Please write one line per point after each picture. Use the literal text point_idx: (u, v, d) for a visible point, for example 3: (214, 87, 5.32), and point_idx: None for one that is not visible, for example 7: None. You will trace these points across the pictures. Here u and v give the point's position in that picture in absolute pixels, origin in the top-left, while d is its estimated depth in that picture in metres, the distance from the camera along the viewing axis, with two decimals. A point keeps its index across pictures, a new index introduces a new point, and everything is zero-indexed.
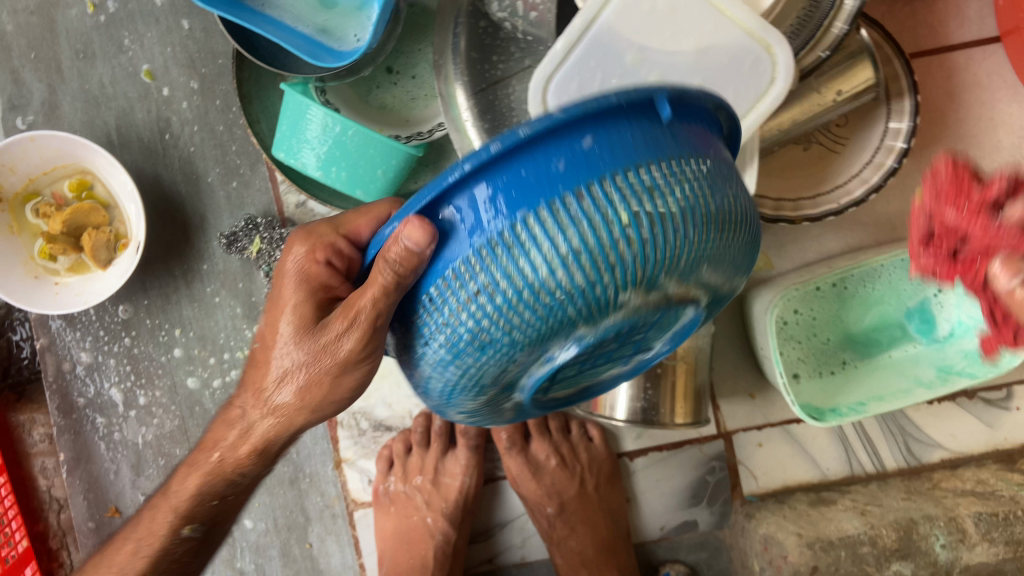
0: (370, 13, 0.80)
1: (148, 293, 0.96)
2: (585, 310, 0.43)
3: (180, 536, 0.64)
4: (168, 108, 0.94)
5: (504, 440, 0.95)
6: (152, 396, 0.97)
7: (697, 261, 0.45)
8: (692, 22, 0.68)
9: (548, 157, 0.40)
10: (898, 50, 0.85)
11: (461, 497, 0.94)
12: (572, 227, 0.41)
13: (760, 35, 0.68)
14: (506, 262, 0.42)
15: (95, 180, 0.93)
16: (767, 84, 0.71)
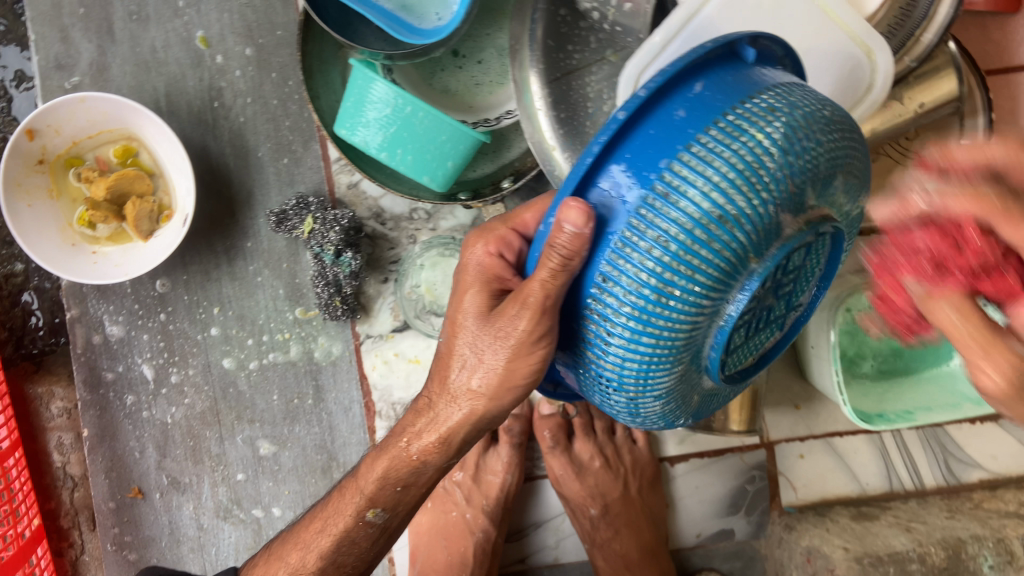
0: None
1: (187, 269, 0.93)
2: (754, 235, 0.46)
3: (363, 520, 0.65)
4: (222, 77, 0.91)
5: (547, 438, 0.91)
6: (185, 374, 0.94)
7: (830, 169, 0.49)
8: (796, 22, 0.67)
9: (670, 110, 0.47)
10: (974, 65, 0.85)
11: (502, 494, 0.91)
12: (718, 156, 0.45)
13: (863, 39, 0.66)
14: (670, 211, 0.45)
15: (141, 148, 0.90)
16: (864, 90, 0.69)
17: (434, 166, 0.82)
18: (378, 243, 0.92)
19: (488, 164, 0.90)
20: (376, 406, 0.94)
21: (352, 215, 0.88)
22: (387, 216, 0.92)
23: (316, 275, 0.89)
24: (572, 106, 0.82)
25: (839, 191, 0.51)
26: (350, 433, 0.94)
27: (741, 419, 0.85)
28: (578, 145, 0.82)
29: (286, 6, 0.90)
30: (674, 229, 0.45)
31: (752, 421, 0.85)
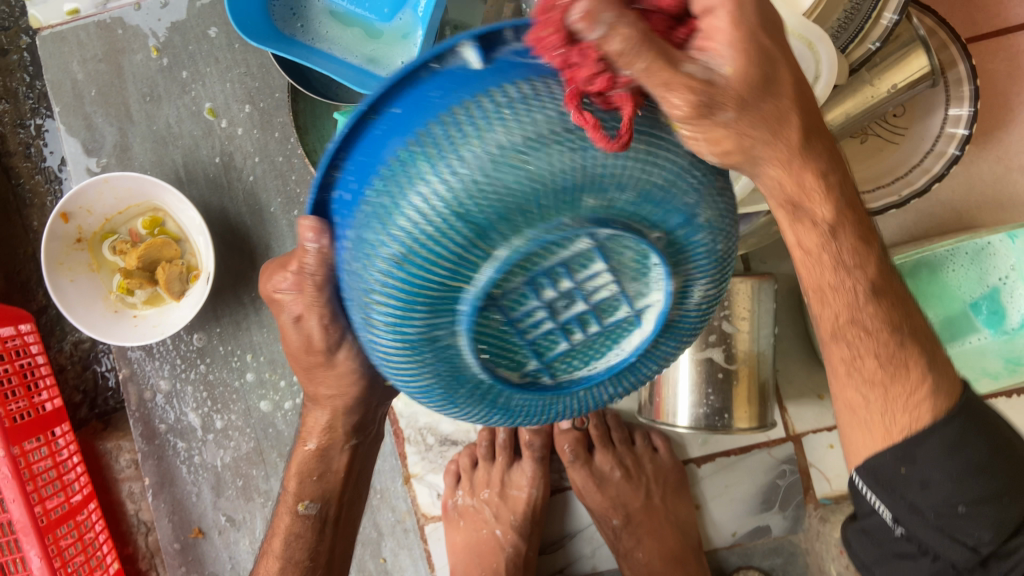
0: (416, 40, 0.80)
1: (220, 321, 1.00)
2: (429, 312, 0.43)
3: (297, 513, 0.73)
4: (231, 142, 0.98)
5: (568, 453, 0.94)
6: (228, 419, 1.01)
7: (490, 207, 0.40)
8: None
9: (356, 169, 0.44)
10: (954, 36, 0.82)
11: (529, 508, 0.95)
12: (377, 239, 0.43)
13: (800, 31, 0.67)
14: (359, 308, 0.46)
15: (166, 217, 0.98)
16: (811, 82, 0.68)
17: None
18: None
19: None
20: (404, 433, 0.99)
21: None
22: None
23: None
24: None
25: (570, 201, 0.41)
26: (382, 461, 0.98)
27: (750, 414, 0.85)
28: None
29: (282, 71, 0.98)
30: (373, 328, 0.46)
31: (762, 415, 0.85)
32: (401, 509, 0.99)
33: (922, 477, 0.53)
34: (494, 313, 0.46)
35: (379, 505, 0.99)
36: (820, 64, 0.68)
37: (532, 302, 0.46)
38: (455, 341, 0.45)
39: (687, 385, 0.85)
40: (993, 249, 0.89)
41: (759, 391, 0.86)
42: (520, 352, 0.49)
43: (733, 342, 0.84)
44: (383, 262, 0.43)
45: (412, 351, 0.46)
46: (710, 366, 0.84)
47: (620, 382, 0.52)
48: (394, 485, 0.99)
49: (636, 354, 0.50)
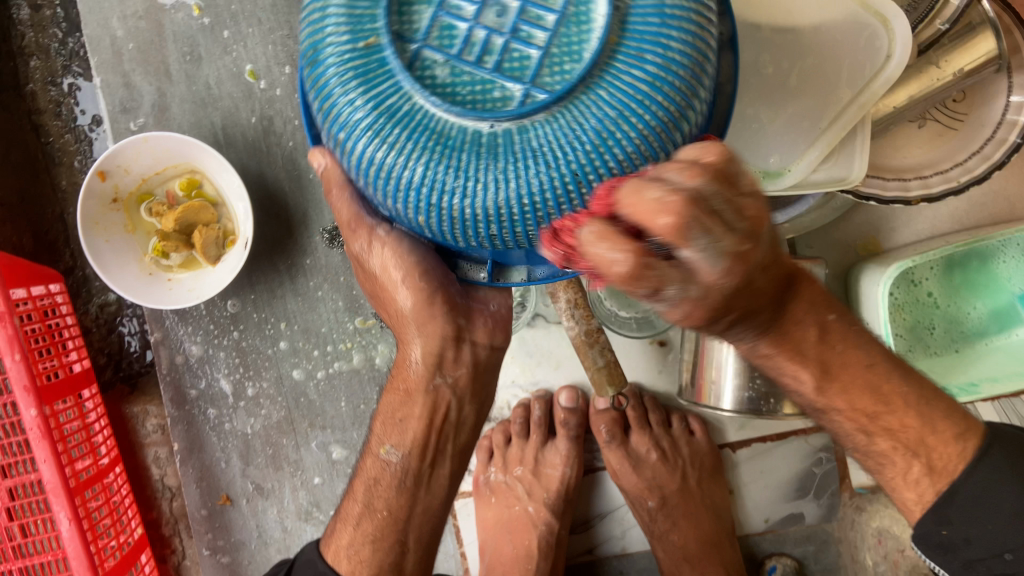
0: None
1: (254, 288, 0.99)
2: (364, 54, 0.46)
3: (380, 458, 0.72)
4: (271, 106, 0.96)
5: (603, 433, 0.93)
6: (260, 387, 1.00)
7: None
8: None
9: None
10: (1020, 20, 0.79)
11: (563, 487, 0.94)
12: (313, 57, 0.48)
13: (873, 6, 0.66)
14: (337, 135, 0.48)
15: (204, 180, 0.97)
16: (883, 60, 0.66)
17: None
18: None
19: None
20: None
21: None
22: None
23: None
24: None
25: None
26: None
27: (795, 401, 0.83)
28: None
29: None
30: (347, 135, 0.47)
31: None
32: None
33: (964, 535, 0.61)
34: (422, 51, 0.46)
35: None
36: (894, 42, 0.66)
37: (458, 21, 0.46)
38: (400, 89, 0.46)
39: (732, 370, 0.84)
40: None
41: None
42: (487, 83, 0.45)
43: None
44: (331, 54, 0.47)
45: (385, 112, 0.46)
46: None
47: (630, 53, 0.44)
48: None
49: (619, 23, 0.45)
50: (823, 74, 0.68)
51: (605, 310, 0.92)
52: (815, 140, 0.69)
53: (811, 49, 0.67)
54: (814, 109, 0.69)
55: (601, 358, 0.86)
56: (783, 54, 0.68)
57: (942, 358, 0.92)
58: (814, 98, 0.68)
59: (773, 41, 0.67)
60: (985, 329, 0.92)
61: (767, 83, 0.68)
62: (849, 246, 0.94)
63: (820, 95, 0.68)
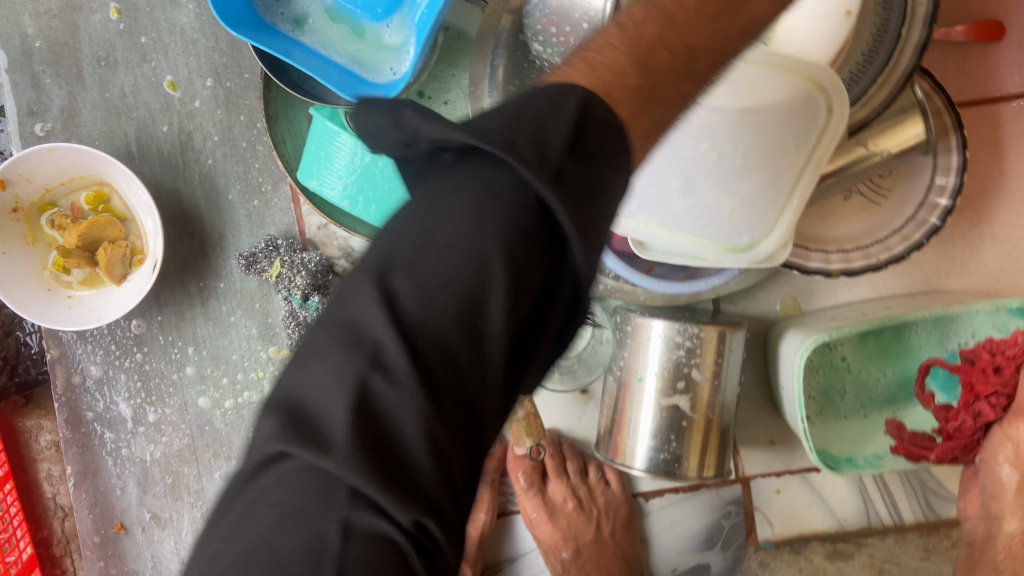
0: (409, 49, 0.74)
1: (162, 310, 0.94)
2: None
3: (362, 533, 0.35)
4: (191, 121, 0.91)
5: (521, 480, 0.93)
6: (162, 413, 0.95)
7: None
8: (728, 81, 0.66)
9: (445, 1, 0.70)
10: (949, 104, 0.81)
11: (478, 534, 0.93)
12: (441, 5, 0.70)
13: (800, 71, 0.66)
14: None
15: (112, 193, 0.91)
16: (824, 119, 0.67)
17: None
18: None
19: None
20: None
21: (321, 257, 0.90)
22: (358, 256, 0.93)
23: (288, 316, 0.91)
24: None
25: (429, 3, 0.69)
26: None
27: (709, 464, 0.83)
28: None
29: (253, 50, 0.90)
30: None
31: (720, 465, 0.84)
32: None
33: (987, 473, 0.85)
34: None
35: None
36: (830, 96, 0.66)
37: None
38: None
39: (648, 429, 0.83)
40: (958, 318, 0.88)
41: (716, 441, 0.84)
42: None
43: (697, 389, 0.82)
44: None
45: None
46: (673, 413, 0.82)
47: None
48: None
49: None
50: (770, 151, 0.68)
51: None
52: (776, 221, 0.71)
53: (751, 129, 0.67)
54: (772, 182, 0.70)
55: (520, 410, 0.85)
56: (724, 139, 0.68)
57: (851, 423, 0.93)
58: (769, 173, 0.69)
59: (714, 127, 0.67)
60: (896, 397, 0.93)
61: (717, 170, 0.69)
62: (772, 306, 0.95)
63: (775, 169, 0.69)
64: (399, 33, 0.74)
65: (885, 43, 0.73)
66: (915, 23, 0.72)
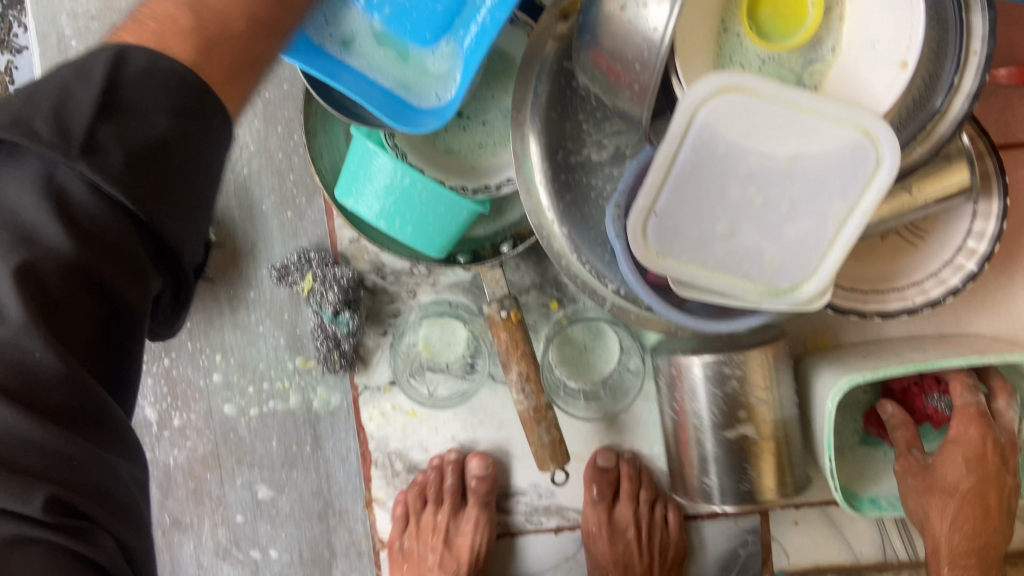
0: (455, 76, 0.74)
1: (192, 316, 0.95)
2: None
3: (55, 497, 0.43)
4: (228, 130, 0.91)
5: (593, 494, 0.93)
6: (187, 418, 0.97)
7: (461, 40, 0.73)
8: (778, 128, 0.65)
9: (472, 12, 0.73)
10: (992, 147, 0.81)
11: (473, 557, 0.94)
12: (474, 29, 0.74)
13: (852, 121, 0.64)
14: None
15: None
16: (873, 168, 0.66)
17: (435, 236, 0.83)
18: (378, 297, 0.94)
19: (531, 274, 0.94)
20: (372, 455, 0.97)
21: (353, 273, 0.90)
22: (388, 271, 0.94)
23: (317, 328, 0.91)
24: (571, 174, 0.82)
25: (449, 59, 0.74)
26: (345, 480, 0.97)
27: (783, 485, 0.83)
28: (592, 232, 0.83)
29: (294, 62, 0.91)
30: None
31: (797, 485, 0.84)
32: (358, 532, 0.98)
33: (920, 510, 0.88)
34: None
35: (335, 525, 0.98)
36: (881, 147, 0.65)
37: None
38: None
39: (720, 455, 0.83)
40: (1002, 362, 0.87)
41: (786, 463, 0.84)
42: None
43: (757, 414, 0.82)
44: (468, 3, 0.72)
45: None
46: (738, 439, 0.82)
47: None
48: (354, 507, 0.98)
49: None
50: (815, 197, 0.68)
51: (554, 378, 0.94)
52: (816, 267, 0.71)
53: (798, 177, 0.67)
54: (815, 229, 0.69)
55: (546, 436, 0.86)
56: (771, 184, 0.67)
57: (876, 461, 0.93)
58: (812, 220, 0.69)
59: (761, 172, 0.67)
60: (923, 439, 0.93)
61: (760, 213, 0.69)
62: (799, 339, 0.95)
63: (818, 216, 0.69)
64: (446, 60, 0.74)
65: (933, 92, 0.73)
66: (967, 73, 0.71)
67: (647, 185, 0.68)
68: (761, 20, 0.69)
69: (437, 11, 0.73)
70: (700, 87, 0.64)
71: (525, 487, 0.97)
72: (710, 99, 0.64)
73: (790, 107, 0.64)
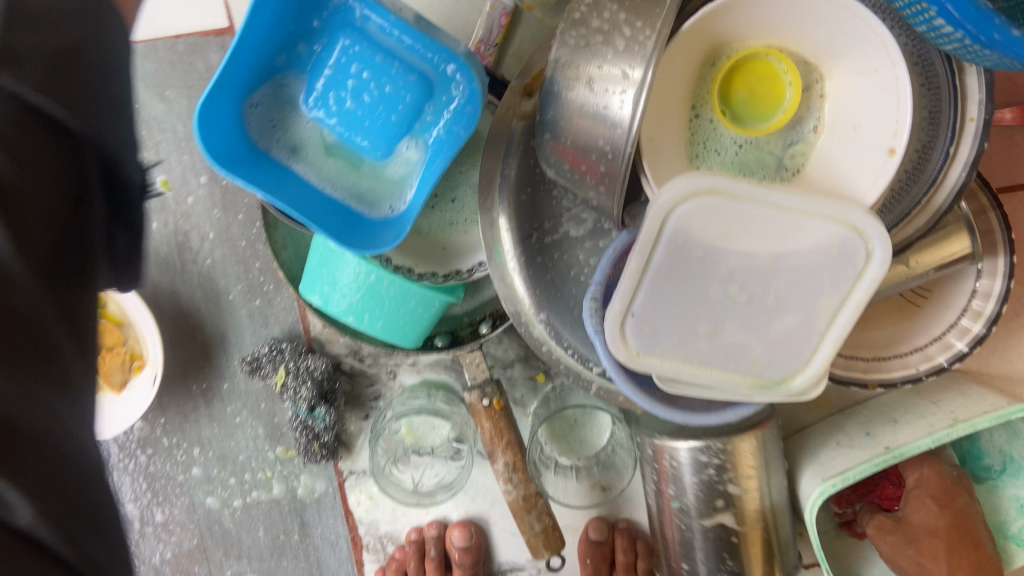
0: (410, 189, 0.71)
1: (165, 412, 0.91)
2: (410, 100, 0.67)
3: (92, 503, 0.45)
4: (187, 221, 0.87)
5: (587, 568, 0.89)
6: (170, 513, 0.93)
7: (410, 145, 0.70)
8: (756, 229, 0.60)
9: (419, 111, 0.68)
10: (995, 201, 0.75)
11: None
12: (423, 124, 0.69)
13: (838, 216, 0.60)
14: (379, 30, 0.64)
15: (108, 299, 0.86)
16: (863, 262, 0.61)
17: (407, 328, 0.79)
18: (357, 379, 0.90)
19: (514, 347, 0.90)
20: (362, 539, 0.94)
21: (327, 363, 0.85)
22: (365, 353, 0.90)
23: (295, 420, 0.88)
24: (548, 255, 0.78)
25: (399, 172, 0.71)
26: (337, 565, 0.94)
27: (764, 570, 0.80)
28: (573, 313, 0.79)
29: None
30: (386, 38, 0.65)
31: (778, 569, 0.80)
32: None
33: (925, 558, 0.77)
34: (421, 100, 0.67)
35: None
36: (869, 240, 0.60)
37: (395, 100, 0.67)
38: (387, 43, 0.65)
39: (696, 548, 0.80)
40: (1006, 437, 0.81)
41: (775, 546, 0.81)
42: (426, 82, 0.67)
43: (741, 503, 0.78)
44: (409, 105, 0.67)
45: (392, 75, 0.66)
46: (720, 530, 0.78)
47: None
48: None
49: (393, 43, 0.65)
50: (802, 291, 0.63)
51: (543, 454, 0.89)
52: (808, 360, 0.67)
53: (781, 274, 0.62)
54: (804, 322, 0.65)
55: (538, 524, 0.83)
56: (754, 281, 0.63)
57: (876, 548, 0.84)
58: (799, 313, 0.64)
59: (741, 271, 0.63)
60: None
61: (743, 310, 0.65)
62: None
63: (806, 310, 0.64)
64: (402, 172, 0.71)
65: (927, 163, 0.67)
66: (963, 141, 0.66)
67: (621, 288, 0.64)
68: (735, 102, 0.65)
69: (389, 119, 0.68)
70: (671, 192, 0.59)
71: (519, 563, 0.94)
72: (677, 207, 0.60)
73: (766, 206, 0.59)
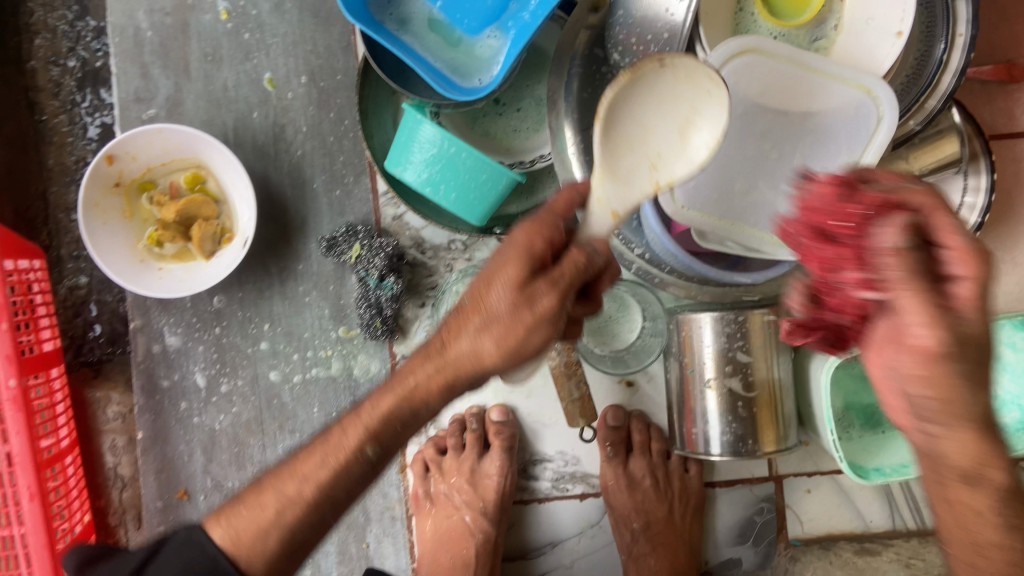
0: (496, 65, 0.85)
1: (243, 287, 1.01)
2: None
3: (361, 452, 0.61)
4: (285, 115, 1.00)
5: (608, 448, 1.01)
6: (234, 384, 1.02)
7: (498, 31, 0.85)
8: (790, 87, 0.75)
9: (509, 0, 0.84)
10: (979, 132, 0.90)
11: (500, 497, 0.99)
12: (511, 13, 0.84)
13: (857, 81, 0.73)
14: None
15: (208, 176, 0.99)
16: (874, 125, 0.74)
17: (476, 202, 0.90)
18: (417, 270, 1.00)
19: None
20: None
21: (396, 243, 0.97)
22: (427, 246, 1.00)
23: (360, 297, 0.98)
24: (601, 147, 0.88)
25: (488, 53, 0.85)
26: None
27: (773, 438, 0.89)
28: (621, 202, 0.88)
29: (347, 54, 1.00)
30: None
31: (785, 438, 0.90)
32: (393, 496, 1.03)
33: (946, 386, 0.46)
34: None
35: (371, 490, 1.03)
36: (881, 105, 0.73)
37: None
38: None
39: (713, 412, 0.90)
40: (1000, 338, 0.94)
41: (780, 418, 0.91)
42: None
43: (753, 371, 0.89)
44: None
45: None
46: (730, 395, 0.89)
47: None
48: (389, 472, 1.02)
49: None
50: (825, 150, 0.76)
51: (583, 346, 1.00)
52: None
53: (807, 133, 0.76)
54: (825, 183, 0.77)
55: (576, 391, 0.92)
56: (785, 140, 0.77)
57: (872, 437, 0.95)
58: (822, 174, 0.76)
59: (774, 128, 0.77)
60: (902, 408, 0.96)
61: (774, 166, 0.78)
62: None
63: (828, 171, 0.76)
64: (490, 52, 0.85)
65: (926, 67, 0.82)
66: (954, 51, 0.80)
67: None
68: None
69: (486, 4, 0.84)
70: (723, 49, 0.72)
71: (549, 454, 1.03)
72: (729, 62, 0.73)
73: (799, 69, 0.74)
